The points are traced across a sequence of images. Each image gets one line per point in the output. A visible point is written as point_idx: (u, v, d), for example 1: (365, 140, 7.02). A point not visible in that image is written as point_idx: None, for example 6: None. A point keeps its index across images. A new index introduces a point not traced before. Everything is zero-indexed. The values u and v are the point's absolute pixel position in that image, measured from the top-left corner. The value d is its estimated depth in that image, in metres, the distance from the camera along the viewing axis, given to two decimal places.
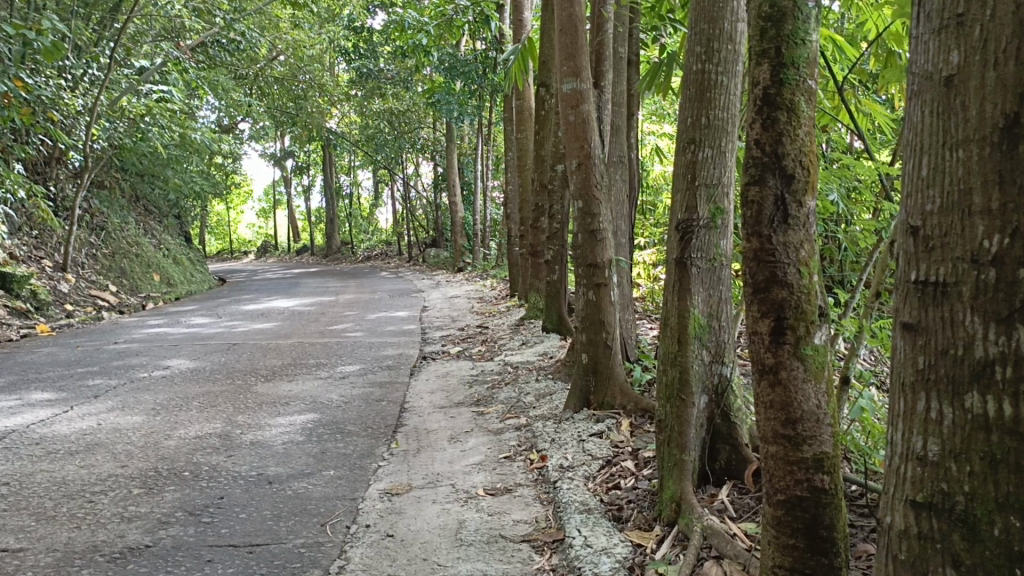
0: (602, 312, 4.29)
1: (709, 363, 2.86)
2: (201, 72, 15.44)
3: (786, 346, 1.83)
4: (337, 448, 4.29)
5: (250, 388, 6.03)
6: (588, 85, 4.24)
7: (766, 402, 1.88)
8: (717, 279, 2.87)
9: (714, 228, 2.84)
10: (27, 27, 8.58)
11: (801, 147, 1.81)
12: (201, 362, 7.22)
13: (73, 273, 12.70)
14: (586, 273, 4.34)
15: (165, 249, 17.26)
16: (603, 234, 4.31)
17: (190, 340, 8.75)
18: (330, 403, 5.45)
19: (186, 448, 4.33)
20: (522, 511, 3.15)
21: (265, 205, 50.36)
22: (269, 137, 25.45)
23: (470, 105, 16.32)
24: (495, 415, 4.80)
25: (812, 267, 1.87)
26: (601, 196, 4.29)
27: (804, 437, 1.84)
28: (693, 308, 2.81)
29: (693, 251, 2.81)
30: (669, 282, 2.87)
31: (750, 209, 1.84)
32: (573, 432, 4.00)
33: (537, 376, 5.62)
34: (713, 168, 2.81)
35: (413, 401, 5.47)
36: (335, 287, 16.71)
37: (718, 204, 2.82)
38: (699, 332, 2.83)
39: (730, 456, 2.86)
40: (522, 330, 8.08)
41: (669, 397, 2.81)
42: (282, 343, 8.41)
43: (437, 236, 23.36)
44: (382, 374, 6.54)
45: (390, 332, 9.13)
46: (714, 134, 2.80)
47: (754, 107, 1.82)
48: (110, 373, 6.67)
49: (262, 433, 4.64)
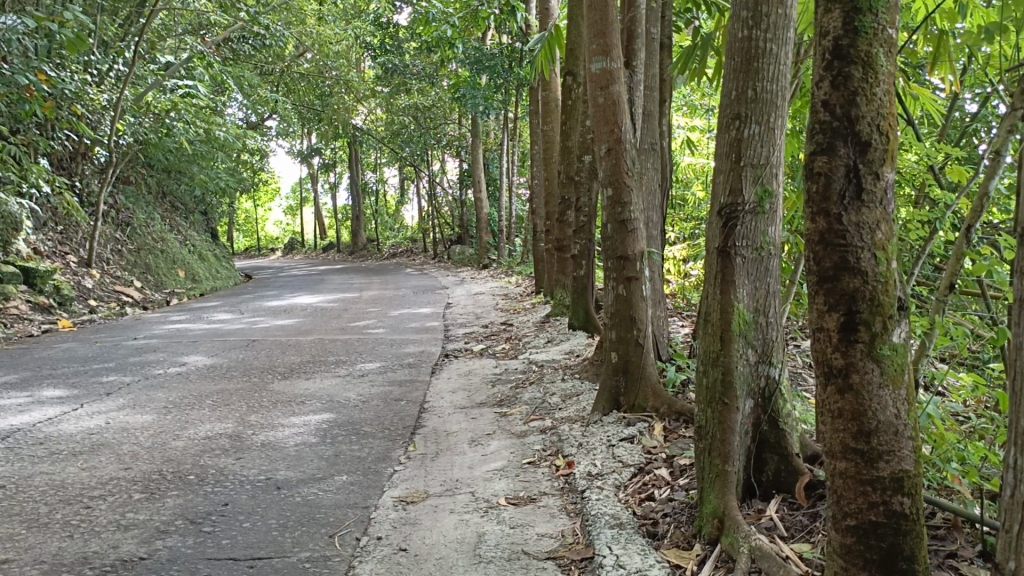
0: (633, 308, 4.01)
1: (755, 364, 2.57)
2: (227, 68, 15.35)
3: (858, 346, 1.56)
4: (351, 451, 4.05)
5: (266, 386, 5.82)
6: (619, 64, 3.96)
7: (833, 411, 1.61)
8: (764, 270, 2.58)
9: (761, 213, 2.55)
10: (51, 19, 8.48)
11: (878, 108, 1.52)
12: (219, 359, 7.04)
13: (97, 268, 12.65)
14: (615, 265, 4.06)
15: (191, 245, 17.21)
16: (634, 224, 4.01)
17: (210, 337, 8.60)
18: (347, 403, 5.23)
19: (193, 449, 4.12)
20: (547, 524, 2.89)
21: (293, 202, 50.58)
22: (295, 133, 25.39)
23: (497, 100, 16.06)
24: (518, 417, 4.54)
25: (891, 252, 1.57)
26: (632, 184, 4.00)
27: (881, 452, 1.57)
28: (737, 302, 2.53)
29: (737, 239, 2.53)
30: (710, 273, 2.59)
31: (816, 182, 1.57)
32: (602, 436, 3.73)
33: (563, 375, 5.35)
34: (759, 146, 2.52)
35: (433, 401, 5.23)
36: (360, 283, 16.56)
37: (766, 185, 2.53)
38: (744, 328, 2.54)
39: (779, 466, 2.56)
40: (547, 328, 7.80)
41: (710, 401, 2.54)
42: (302, 339, 8.22)
43: (463, 233, 23.17)
44: (403, 372, 6.31)
45: (412, 329, 8.91)
46: (761, 108, 2.50)
47: (822, 62, 1.55)
48: (125, 369, 6.51)
49: (274, 434, 4.42)
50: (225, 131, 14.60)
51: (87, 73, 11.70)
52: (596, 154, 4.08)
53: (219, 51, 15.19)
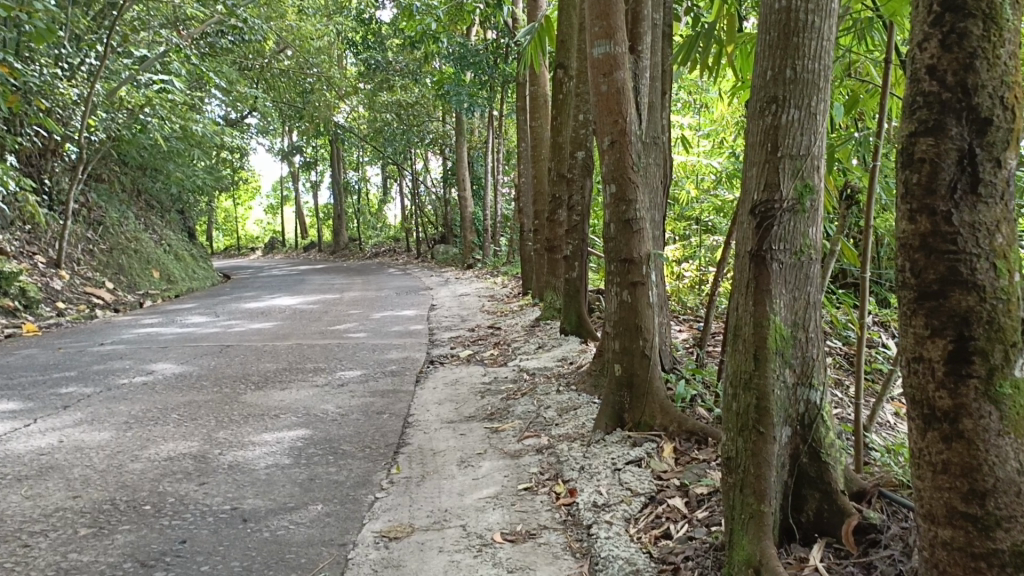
0: (638, 316, 3.66)
1: (793, 386, 2.22)
2: (203, 62, 14.81)
3: (973, 381, 1.31)
4: (328, 474, 3.67)
5: (237, 397, 5.42)
6: (624, 48, 3.59)
7: (935, 463, 1.38)
8: (805, 279, 2.23)
9: (800, 213, 2.19)
10: (17, 9, 8.02)
11: (1002, 75, 1.27)
12: (189, 366, 6.61)
13: (68, 269, 12.13)
14: (619, 270, 3.69)
15: (167, 245, 16.66)
16: (640, 224, 3.66)
17: (181, 342, 8.15)
18: (325, 416, 4.84)
19: (152, 473, 3.72)
20: (550, 567, 2.54)
21: (273, 201, 49.83)
22: (276, 131, 24.84)
23: (482, 97, 15.66)
24: (511, 433, 4.18)
25: (1013, 263, 1.32)
26: (638, 179, 3.64)
27: (1000, 517, 1.33)
28: (774, 315, 2.18)
29: (773, 242, 2.18)
30: (741, 281, 2.25)
31: (918, 171, 1.34)
32: (606, 458, 3.38)
33: (557, 386, 5.00)
34: (799, 134, 2.17)
35: (418, 414, 4.86)
36: (341, 283, 16.11)
37: (806, 180, 2.18)
38: (780, 345, 2.19)
39: (820, 506, 2.22)
40: (537, 332, 7.43)
41: (740, 430, 2.20)
42: (279, 344, 7.81)
43: (447, 232, 22.77)
44: (385, 381, 5.93)
45: (395, 333, 8.52)
46: (800, 90, 2.15)
47: (927, 20, 1.32)
48: (88, 379, 6.08)
49: (244, 453, 4.03)
50: (202, 127, 14.12)
51: (58, 67, 11.22)
52: (598, 147, 3.72)
53: (195, 46, 14.69)
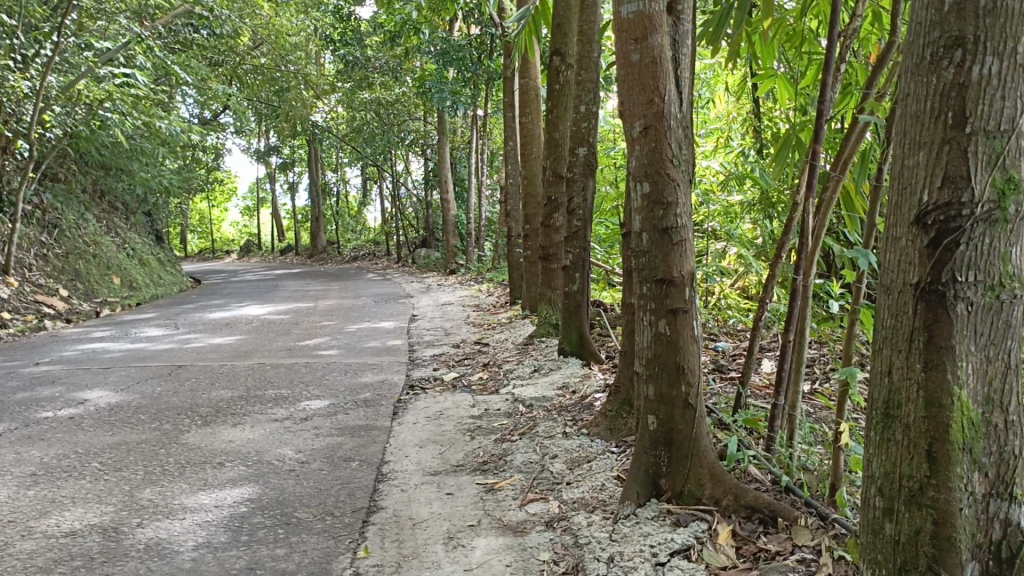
0: (679, 354, 2.79)
1: (988, 502, 1.40)
2: (169, 54, 13.72)
3: None
4: (272, 561, 2.80)
5: (178, 437, 4.52)
6: (661, 6, 2.74)
7: None
8: (1005, 327, 1.38)
9: (1002, 226, 1.35)
10: None
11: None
12: (129, 394, 5.69)
13: (17, 276, 11.09)
14: (653, 293, 2.83)
15: (131, 249, 15.61)
16: (681, 232, 2.80)
17: (127, 361, 7.22)
18: (281, 466, 3.97)
19: (41, 560, 2.83)
20: None
21: (250, 203, 48.74)
22: (252, 131, 23.77)
23: (465, 95, 14.70)
24: (510, 493, 3.34)
25: None
26: (678, 175, 2.79)
27: None
28: (958, 388, 1.37)
29: (960, 275, 1.36)
30: (905, 328, 1.43)
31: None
32: (644, 543, 2.54)
33: (561, 426, 4.16)
34: (1000, 95, 1.33)
35: (394, 461, 4.01)
36: (317, 290, 15.18)
37: (1011, 176, 1.35)
38: (971, 438, 1.38)
39: None
40: (530, 352, 6.57)
41: (901, 569, 1.46)
42: (239, 365, 6.90)
43: (429, 236, 21.88)
44: (358, 414, 5.07)
45: (371, 350, 7.65)
46: (1002, 25, 1.31)
47: None
48: (6, 412, 5.15)
49: (171, 525, 3.16)
50: (166, 124, 13.07)
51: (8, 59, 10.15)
52: (626, 134, 2.89)
53: (159, 38, 13.52)
